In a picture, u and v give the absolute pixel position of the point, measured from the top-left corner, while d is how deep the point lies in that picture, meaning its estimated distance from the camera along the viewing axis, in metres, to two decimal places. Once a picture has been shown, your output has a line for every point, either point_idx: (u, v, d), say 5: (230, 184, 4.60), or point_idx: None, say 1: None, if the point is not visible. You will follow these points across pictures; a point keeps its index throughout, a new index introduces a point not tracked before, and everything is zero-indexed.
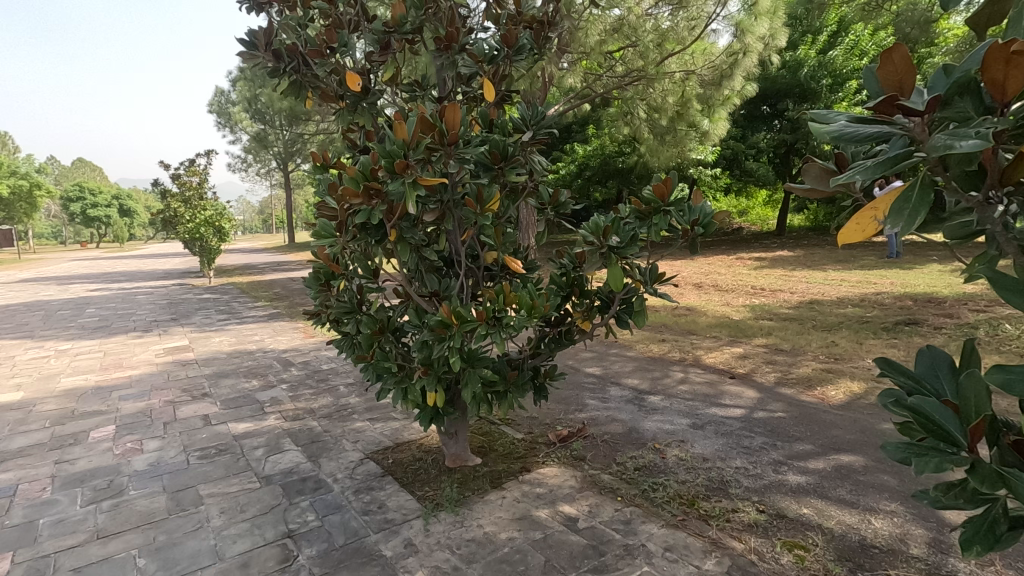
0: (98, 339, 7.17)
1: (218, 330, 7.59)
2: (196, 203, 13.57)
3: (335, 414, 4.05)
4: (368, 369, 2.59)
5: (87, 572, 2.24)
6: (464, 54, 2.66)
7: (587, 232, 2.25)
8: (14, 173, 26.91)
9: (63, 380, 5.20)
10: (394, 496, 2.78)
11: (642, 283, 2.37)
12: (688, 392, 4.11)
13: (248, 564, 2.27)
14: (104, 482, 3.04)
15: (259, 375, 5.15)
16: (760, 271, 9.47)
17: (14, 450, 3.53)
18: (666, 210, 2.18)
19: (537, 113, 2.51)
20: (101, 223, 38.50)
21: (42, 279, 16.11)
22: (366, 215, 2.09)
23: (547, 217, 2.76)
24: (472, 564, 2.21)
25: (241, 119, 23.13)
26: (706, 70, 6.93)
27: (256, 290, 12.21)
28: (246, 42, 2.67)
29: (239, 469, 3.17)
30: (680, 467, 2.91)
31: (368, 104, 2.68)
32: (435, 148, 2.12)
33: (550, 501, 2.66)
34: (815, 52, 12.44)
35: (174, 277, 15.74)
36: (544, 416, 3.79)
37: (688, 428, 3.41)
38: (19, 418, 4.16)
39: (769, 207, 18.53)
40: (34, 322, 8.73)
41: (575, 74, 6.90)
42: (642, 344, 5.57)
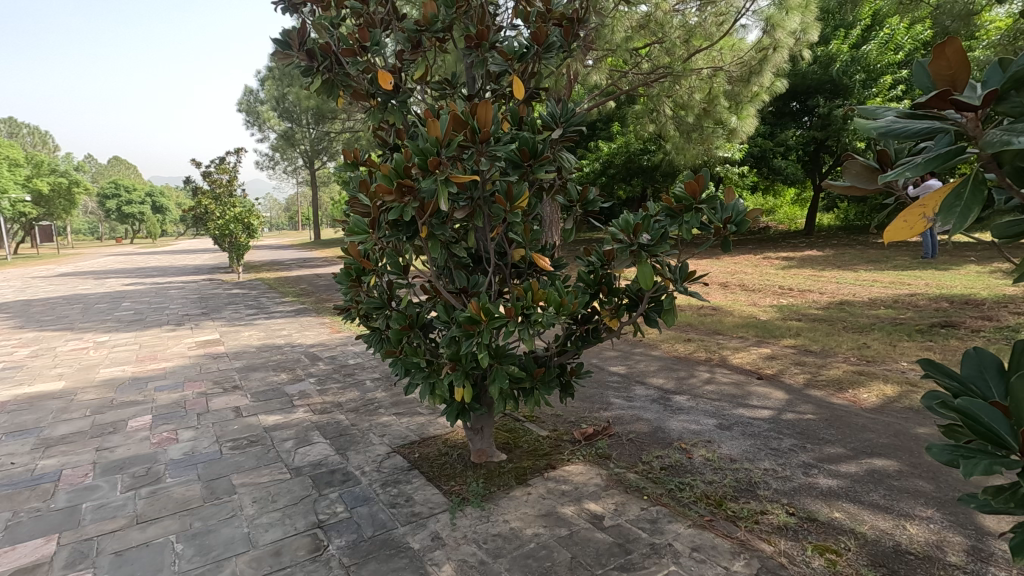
0: (134, 331, 7.41)
1: (247, 324, 7.75)
2: (227, 200, 13.91)
3: (363, 408, 4.12)
4: (397, 364, 2.62)
5: (128, 555, 2.32)
6: (494, 51, 2.68)
7: (617, 228, 2.22)
8: (54, 172, 28.22)
9: (102, 370, 5.38)
10: (421, 490, 2.82)
11: (671, 280, 2.35)
12: (715, 392, 4.06)
13: (280, 552, 2.32)
14: (142, 469, 3.15)
15: (288, 369, 5.26)
16: (788, 271, 9.27)
17: (57, 437, 3.67)
18: (698, 207, 2.16)
19: (567, 110, 2.51)
20: (135, 220, 39.69)
21: (80, 273, 16.70)
22: (398, 212, 2.11)
23: (576, 214, 2.74)
24: (499, 559, 2.23)
25: (270, 118, 23.65)
26: (734, 66, 6.83)
27: (283, 285, 12.44)
28: (280, 42, 2.69)
29: (270, 460, 3.25)
30: (707, 467, 2.88)
31: (398, 102, 2.71)
32: (467, 145, 2.15)
33: (576, 499, 2.66)
34: (847, 46, 12.13)
35: (204, 272, 16.17)
36: (569, 414, 3.78)
37: (714, 429, 3.37)
38: (61, 407, 4.33)
39: (797, 206, 18.14)
40: (74, 314, 9.06)
41: (601, 71, 6.88)
42: (667, 343, 5.53)
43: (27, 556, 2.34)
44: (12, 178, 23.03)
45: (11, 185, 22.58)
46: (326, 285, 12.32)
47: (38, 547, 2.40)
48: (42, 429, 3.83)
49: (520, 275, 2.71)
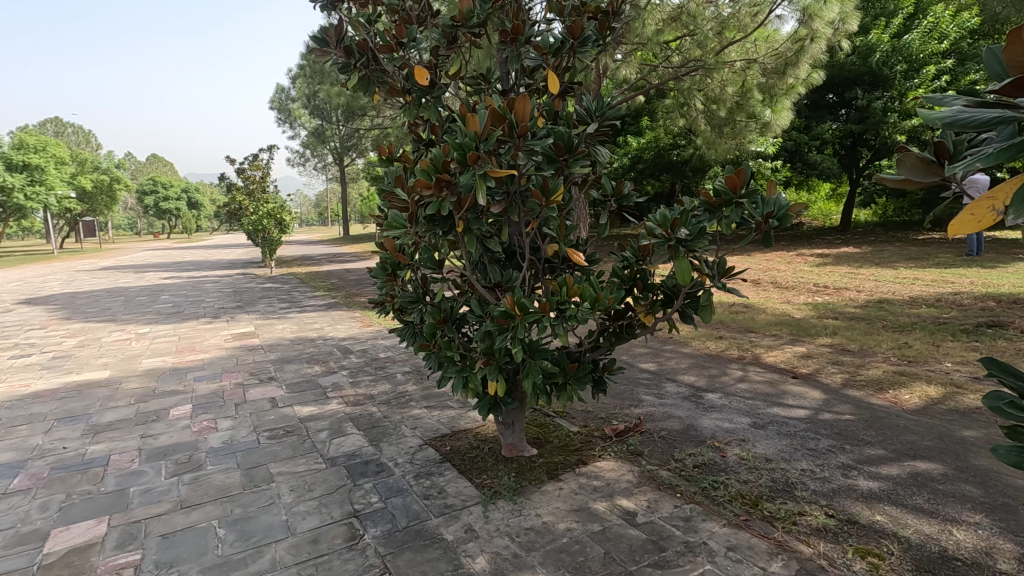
0: (173, 323, 7.66)
1: (281, 317, 7.93)
2: (260, 197, 14.22)
3: (394, 401, 4.18)
4: (430, 357, 2.64)
5: (174, 539, 2.41)
6: (529, 46, 2.67)
7: (653, 224, 2.19)
8: (97, 169, 29.68)
9: (144, 360, 5.58)
10: (453, 482, 2.85)
11: (708, 277, 2.30)
12: (748, 391, 3.99)
13: (318, 540, 2.38)
14: (184, 456, 3.26)
15: (322, 362, 5.37)
16: (823, 268, 9.05)
17: (105, 424, 3.83)
18: (739, 201, 2.11)
19: (602, 104, 2.50)
20: (171, 215, 41.08)
21: (121, 267, 17.34)
22: (436, 206, 2.13)
23: (610, 208, 2.72)
24: (532, 552, 2.24)
25: (302, 116, 24.26)
26: (769, 58, 6.67)
27: (315, 280, 12.68)
28: (319, 39, 2.72)
29: (306, 450, 3.32)
30: (742, 467, 2.84)
31: (434, 97, 2.74)
32: (504, 140, 2.17)
33: (608, 495, 2.65)
34: (889, 35, 11.70)
35: (239, 267, 16.62)
36: (599, 410, 3.76)
37: (748, 428, 3.32)
38: (108, 395, 4.51)
39: (833, 202, 17.64)
40: (117, 306, 9.41)
41: (630, 65, 6.87)
42: (698, 340, 5.47)
43: (81, 536, 2.45)
44: (60, 176, 24.12)
45: (58, 182, 23.65)
46: (356, 279, 12.54)
47: (90, 527, 2.51)
48: (90, 416, 4.00)
49: (553, 270, 2.70)
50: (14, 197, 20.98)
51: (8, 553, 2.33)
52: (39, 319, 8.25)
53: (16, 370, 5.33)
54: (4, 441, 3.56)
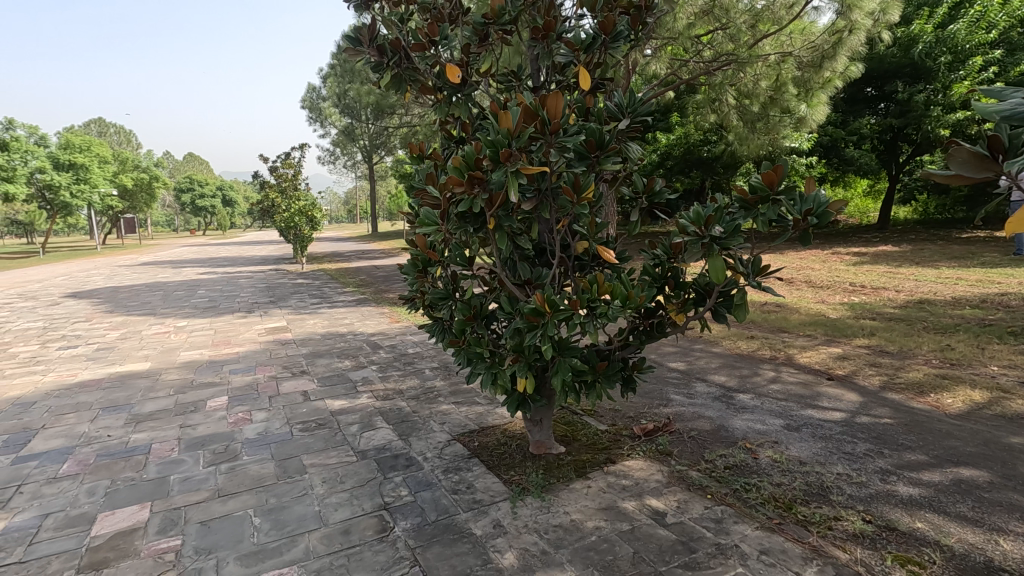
0: (209, 318, 7.89)
1: (312, 312, 8.09)
2: (292, 194, 14.52)
3: (422, 396, 4.23)
4: (459, 354, 2.66)
5: (212, 526, 2.49)
6: (561, 42, 2.64)
7: (687, 221, 2.17)
8: (137, 168, 30.73)
9: (182, 353, 5.76)
10: (482, 478, 2.87)
11: (743, 275, 2.26)
12: (781, 392, 3.90)
13: (349, 531, 2.43)
14: (221, 446, 3.36)
15: (352, 356, 5.46)
16: (860, 267, 8.79)
17: (146, 414, 3.97)
18: (776, 198, 2.05)
19: (634, 100, 2.47)
20: (207, 213, 42.29)
21: (159, 263, 17.93)
22: (468, 204, 2.15)
23: (641, 205, 2.69)
24: (560, 549, 2.24)
25: (334, 115, 24.76)
26: (804, 51, 6.47)
27: (344, 276, 12.88)
28: (353, 39, 2.77)
29: (338, 443, 3.39)
30: (775, 469, 2.78)
31: (464, 95, 2.75)
32: (537, 137, 2.18)
33: (637, 494, 2.63)
34: (932, 26, 11.28)
35: (271, 263, 17.01)
36: (628, 409, 3.74)
37: (781, 429, 3.25)
38: (149, 385, 4.67)
39: (871, 199, 17.08)
40: (155, 301, 9.74)
41: (660, 60, 6.95)
42: (729, 340, 5.38)
43: (126, 520, 2.55)
44: (102, 175, 25.05)
45: (100, 180, 24.57)
46: (384, 276, 12.70)
47: (134, 512, 2.61)
48: (132, 405, 4.16)
49: (583, 268, 2.68)
50: (60, 195, 21.84)
51: (58, 535, 2.44)
52: (84, 312, 8.60)
53: (64, 360, 5.56)
54: (53, 428, 3.72)
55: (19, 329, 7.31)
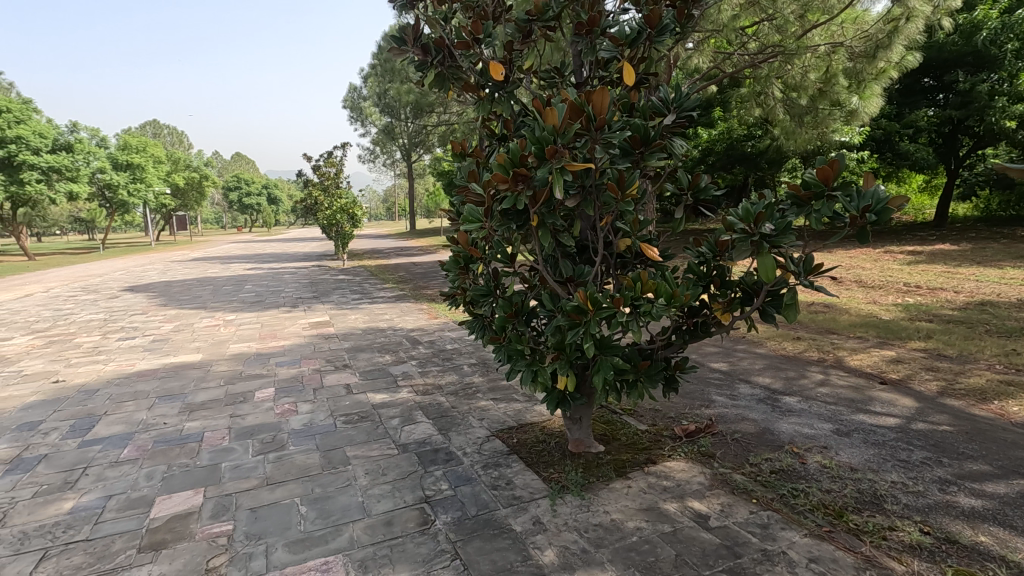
0: (256, 312, 8.17)
1: (353, 308, 8.27)
2: (334, 192, 14.87)
3: (461, 391, 4.27)
4: (500, 350, 2.67)
5: (262, 512, 2.58)
6: (605, 37, 2.62)
7: (736, 219, 2.11)
8: (188, 167, 32.08)
9: (231, 345, 5.98)
10: (521, 474, 2.88)
11: (793, 275, 2.17)
12: (830, 396, 3.77)
13: (392, 522, 2.47)
14: (269, 436, 3.48)
15: (392, 351, 5.56)
16: (914, 266, 8.39)
17: (198, 403, 4.14)
18: (831, 194, 1.99)
19: (680, 94, 2.43)
20: (253, 210, 43.78)
21: (208, 258, 18.66)
22: (512, 201, 2.16)
23: (685, 201, 2.63)
24: (601, 549, 2.23)
25: (375, 115, 25.29)
26: (857, 41, 6.18)
27: (383, 273, 13.11)
28: (397, 39, 2.81)
29: (379, 435, 3.46)
30: (824, 475, 2.69)
31: (506, 92, 2.76)
32: (582, 133, 2.17)
33: (678, 496, 2.59)
34: (998, 12, 10.65)
35: (313, 259, 17.48)
36: (668, 409, 3.68)
37: (831, 434, 3.14)
38: (201, 376, 4.88)
39: (927, 195, 16.26)
40: (206, 295, 10.14)
41: (703, 54, 6.76)
42: (774, 341, 5.22)
43: (181, 504, 2.67)
44: (156, 174, 26.22)
45: (155, 180, 25.75)
46: (422, 273, 12.85)
47: (189, 497, 2.73)
48: (186, 394, 4.35)
49: (625, 266, 2.65)
50: (118, 194, 22.96)
51: (120, 516, 2.57)
52: (140, 305, 9.03)
53: (123, 351, 5.86)
54: (114, 415, 3.93)
55: (83, 321, 7.74)
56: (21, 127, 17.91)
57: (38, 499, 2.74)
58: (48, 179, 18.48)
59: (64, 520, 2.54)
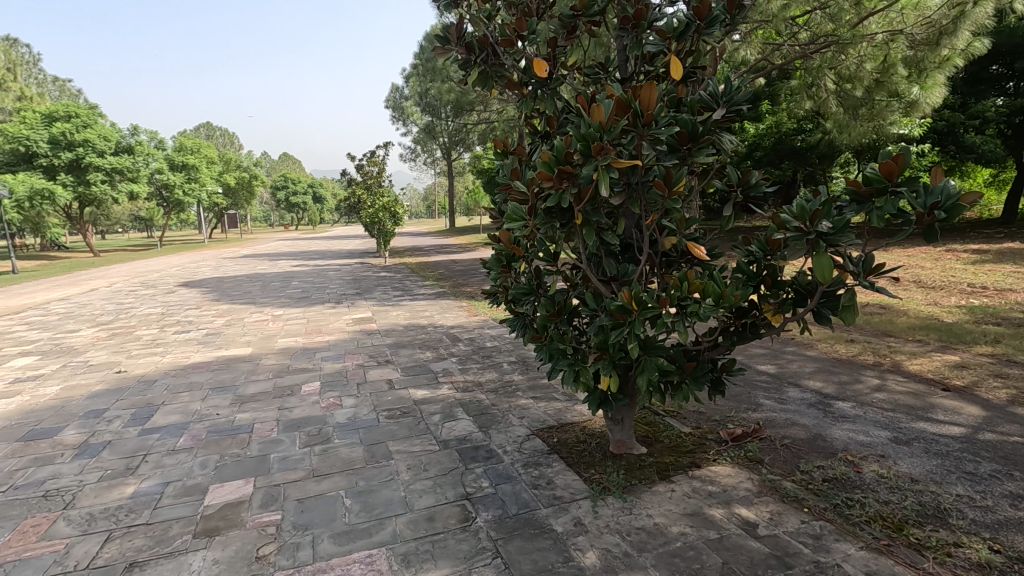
0: (302, 307, 8.41)
1: (395, 305, 8.41)
2: (377, 191, 15.16)
3: (501, 389, 4.28)
4: (541, 350, 2.65)
5: (308, 503, 2.65)
6: (651, 30, 2.55)
7: (790, 216, 2.02)
8: (239, 168, 33.39)
9: (279, 340, 6.18)
10: (562, 475, 2.86)
11: (852, 275, 2.06)
12: (887, 402, 3.58)
13: (434, 518, 2.50)
14: (315, 429, 3.57)
15: (432, 348, 5.62)
16: (979, 266, 7.90)
17: (249, 395, 4.30)
18: (895, 190, 1.87)
19: (730, 88, 2.35)
20: (299, 209, 45.20)
21: (257, 255, 19.37)
22: (557, 199, 2.14)
23: (734, 198, 2.55)
24: (644, 553, 2.18)
25: (417, 114, 25.70)
26: (919, 28, 5.85)
27: (424, 270, 13.28)
28: (441, 38, 2.83)
29: (421, 431, 3.50)
30: (882, 485, 2.56)
31: (550, 89, 2.73)
32: (629, 130, 2.13)
33: (725, 502, 2.52)
34: None
35: (357, 256, 17.90)
36: (713, 412, 3.59)
37: (888, 442, 2.99)
38: (251, 369, 5.06)
39: (995, 190, 15.27)
40: (255, 290, 10.53)
41: (750, 45, 6.55)
42: (826, 343, 5.01)
43: (233, 493, 2.77)
44: (209, 175, 27.38)
45: (208, 180, 26.90)
46: (462, 270, 12.97)
47: (240, 486, 2.83)
48: (237, 387, 4.52)
49: (670, 265, 2.59)
50: (174, 194, 24.07)
51: (177, 502, 2.69)
52: (195, 300, 9.45)
53: (180, 344, 6.15)
54: (171, 404, 4.12)
55: (142, 314, 8.15)
56: (87, 131, 19.08)
57: (103, 483, 2.90)
58: (112, 179, 19.54)
59: (127, 504, 2.68)
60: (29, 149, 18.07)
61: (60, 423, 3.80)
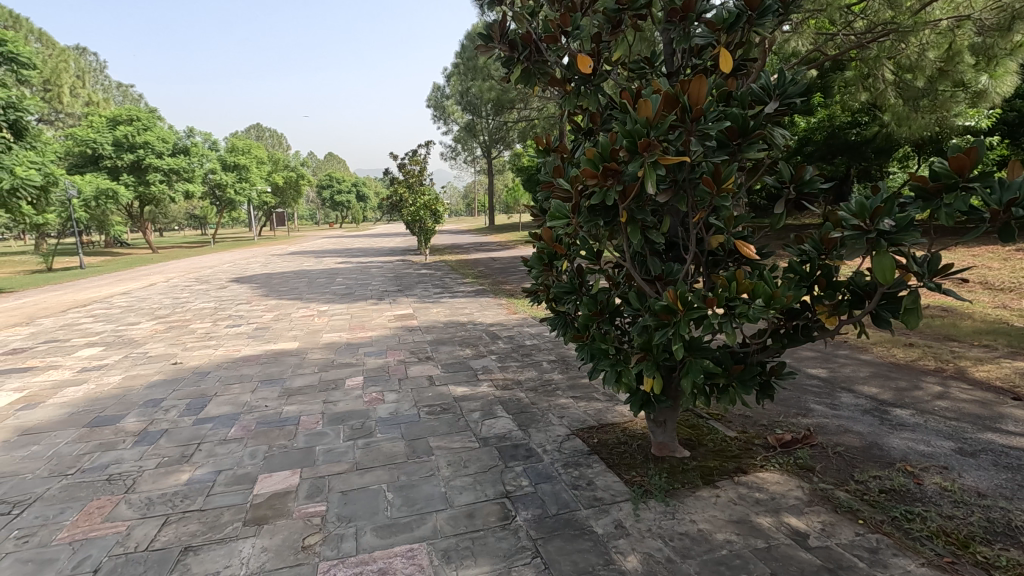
0: (346, 303, 8.62)
1: (435, 302, 8.50)
2: (418, 189, 15.35)
3: (541, 388, 4.26)
4: (583, 349, 2.61)
5: (352, 496, 2.71)
6: (701, 22, 2.48)
7: (848, 213, 1.92)
8: (287, 167, 34.51)
9: (324, 335, 6.36)
10: (602, 476, 2.82)
11: (915, 276, 1.94)
12: (950, 410, 3.38)
13: (474, 515, 2.51)
14: (358, 423, 3.65)
15: (472, 345, 5.66)
16: None
17: (296, 388, 4.43)
18: (967, 186, 1.75)
19: (785, 80, 2.26)
20: (344, 207, 46.35)
21: (303, 252, 19.99)
22: (601, 196, 2.11)
23: (786, 195, 2.44)
24: (687, 559, 2.13)
25: (458, 113, 25.90)
26: (989, 13, 5.44)
27: (464, 268, 13.38)
28: (484, 36, 2.83)
29: (461, 428, 3.52)
30: (945, 499, 2.42)
31: (594, 86, 2.69)
32: (677, 125, 2.07)
33: (773, 510, 2.43)
34: None
35: (398, 253, 18.19)
36: (761, 416, 3.47)
37: (952, 454, 2.82)
38: (298, 363, 5.21)
39: None
40: (302, 286, 10.86)
41: (802, 36, 6.26)
42: (882, 347, 4.78)
43: (281, 483, 2.86)
44: (259, 174, 28.42)
45: (258, 179, 27.94)
46: (502, 268, 13.00)
47: (287, 477, 2.92)
48: (285, 379, 4.67)
49: (717, 264, 2.52)
50: (226, 193, 25.08)
51: (228, 490, 2.80)
52: (246, 295, 9.82)
53: (232, 337, 6.40)
54: (223, 395, 4.29)
55: (197, 308, 8.52)
56: (147, 133, 20.12)
57: (161, 469, 3.04)
58: (169, 179, 20.51)
59: (182, 490, 2.80)
60: (95, 151, 19.19)
61: (122, 411, 4.01)
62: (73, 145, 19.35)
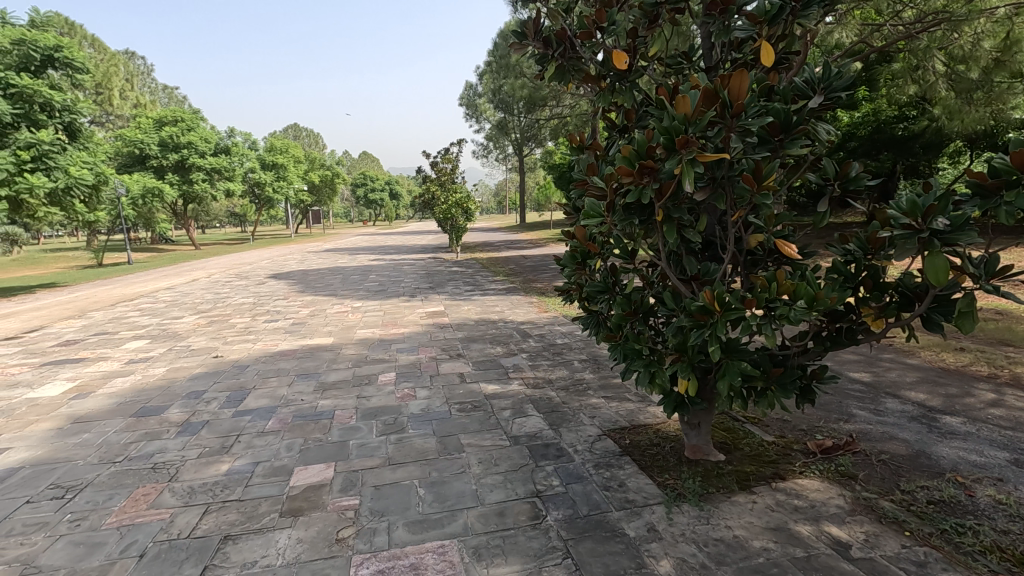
0: (379, 300, 8.74)
1: (466, 299, 8.54)
2: (450, 187, 15.44)
3: (572, 387, 4.23)
4: (615, 349, 2.58)
5: (384, 490, 2.75)
6: (741, 14, 2.39)
7: (898, 211, 1.84)
8: (323, 166, 35.22)
9: (358, 331, 6.46)
10: (634, 478, 2.78)
11: (971, 277, 1.84)
12: (1005, 419, 3.21)
13: (504, 513, 2.51)
14: (391, 419, 3.69)
15: (503, 343, 5.66)
16: None
17: (330, 383, 4.52)
18: None
19: (830, 73, 2.18)
20: (377, 205, 47.07)
21: (338, 249, 20.35)
22: (637, 194, 2.08)
23: (830, 192, 2.36)
24: (722, 566, 2.08)
25: (489, 111, 25.94)
26: None
27: (496, 265, 13.41)
28: (518, 33, 2.81)
29: (491, 426, 3.53)
30: (999, 512, 2.30)
31: (629, 82, 2.65)
32: (716, 121, 2.02)
33: (813, 519, 2.35)
34: None
35: (430, 251, 18.36)
36: (800, 421, 3.37)
37: (1007, 465, 2.68)
38: (332, 358, 5.31)
39: None
40: (336, 283, 11.07)
41: (847, 27, 6.04)
42: (930, 351, 4.58)
43: (316, 476, 2.91)
44: (296, 173, 29.08)
45: (295, 178, 28.61)
46: (532, 266, 12.97)
47: (321, 470, 2.98)
48: (320, 374, 4.76)
49: (756, 264, 2.45)
50: (265, 191, 25.75)
51: (266, 481, 2.87)
52: (283, 291, 10.07)
53: (269, 332, 6.57)
54: (261, 389, 4.40)
55: (237, 303, 8.78)
56: (191, 134, 20.81)
57: (202, 459, 3.15)
58: (211, 178, 21.18)
59: (222, 481, 2.88)
60: (143, 152, 19.97)
61: (167, 402, 4.17)
62: (122, 146, 20.17)
